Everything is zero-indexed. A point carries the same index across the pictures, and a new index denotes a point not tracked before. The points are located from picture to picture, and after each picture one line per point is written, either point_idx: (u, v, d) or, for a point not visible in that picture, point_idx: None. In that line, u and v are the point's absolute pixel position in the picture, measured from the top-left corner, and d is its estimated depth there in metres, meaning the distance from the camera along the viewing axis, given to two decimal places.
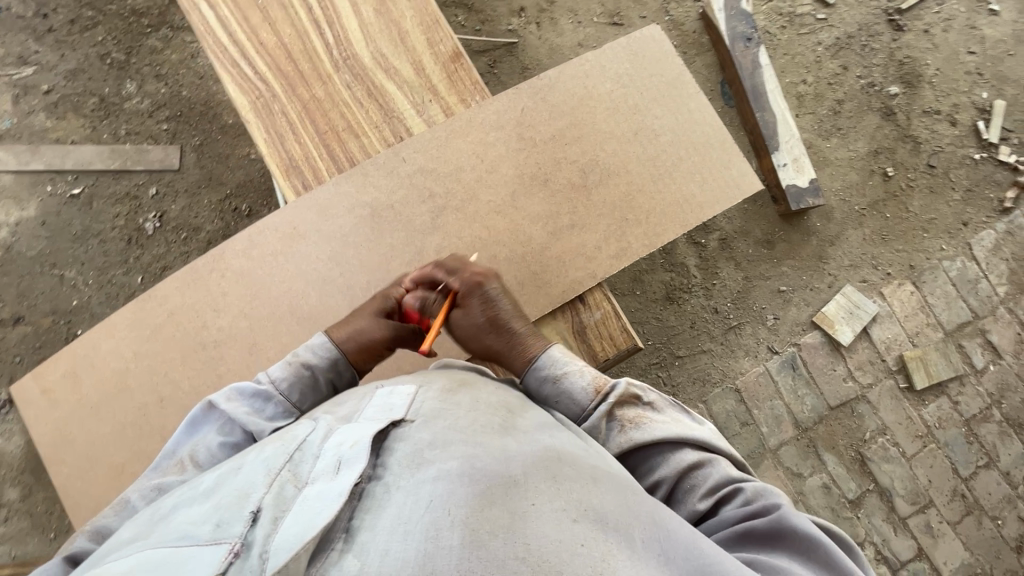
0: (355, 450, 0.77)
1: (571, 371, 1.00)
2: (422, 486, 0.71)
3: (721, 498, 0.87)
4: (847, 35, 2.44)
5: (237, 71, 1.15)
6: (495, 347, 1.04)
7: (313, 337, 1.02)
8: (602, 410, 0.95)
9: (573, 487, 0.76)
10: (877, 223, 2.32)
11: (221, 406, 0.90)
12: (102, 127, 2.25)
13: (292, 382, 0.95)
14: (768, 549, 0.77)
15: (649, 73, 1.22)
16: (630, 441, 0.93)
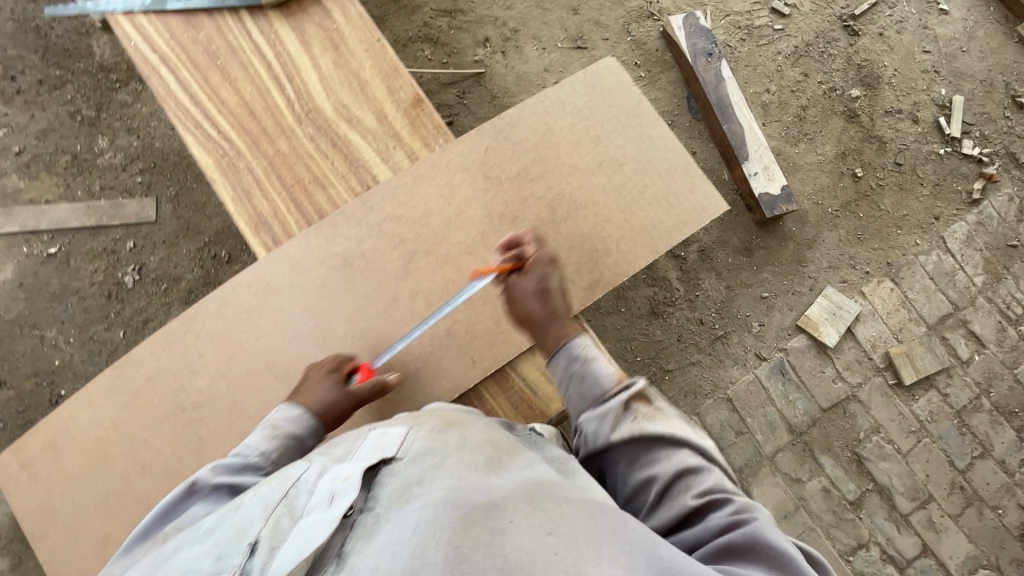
0: (347, 484, 0.80)
1: (599, 359, 1.04)
2: (407, 511, 0.74)
3: (712, 502, 0.90)
4: (804, 43, 2.50)
5: (201, 132, 1.17)
6: (537, 316, 1.05)
7: (283, 407, 1.02)
8: (621, 397, 0.98)
9: (551, 504, 0.78)
10: (851, 223, 2.36)
11: (204, 479, 0.90)
12: (77, 185, 2.25)
13: (276, 451, 0.97)
14: (750, 557, 0.81)
15: (607, 104, 1.25)
16: (641, 431, 0.96)
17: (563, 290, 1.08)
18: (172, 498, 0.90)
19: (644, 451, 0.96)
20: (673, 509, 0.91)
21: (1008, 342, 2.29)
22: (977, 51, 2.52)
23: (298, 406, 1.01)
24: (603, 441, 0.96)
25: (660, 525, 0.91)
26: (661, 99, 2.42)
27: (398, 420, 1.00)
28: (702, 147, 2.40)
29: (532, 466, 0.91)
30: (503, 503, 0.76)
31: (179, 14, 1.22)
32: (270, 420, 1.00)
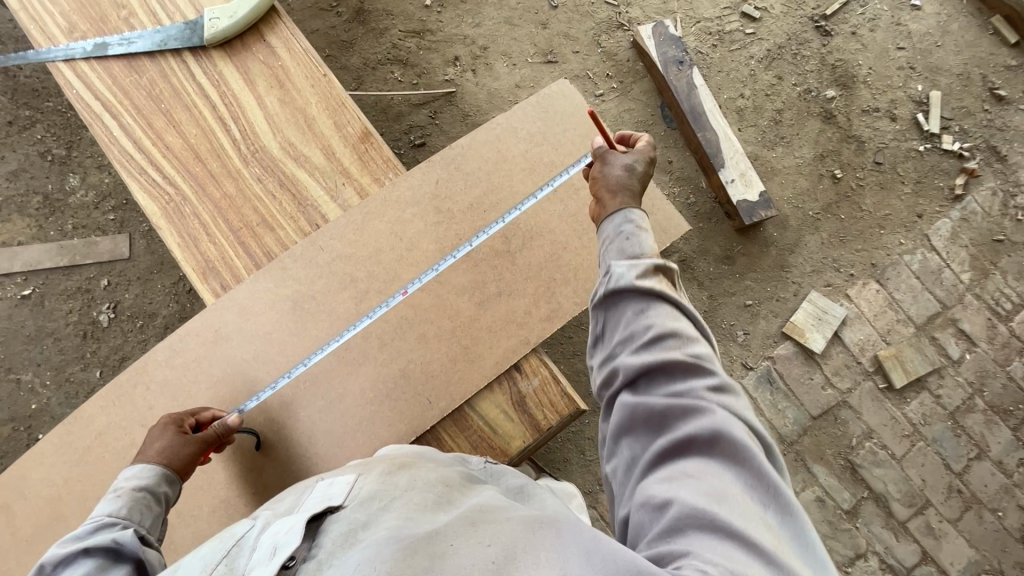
0: (290, 535, 0.75)
1: (649, 232, 1.02)
2: (349, 557, 0.69)
3: (693, 377, 0.85)
4: (777, 46, 2.48)
5: (144, 176, 1.24)
6: (613, 180, 1.10)
7: (126, 471, 1.03)
8: (655, 262, 0.96)
9: (493, 524, 0.73)
10: (833, 225, 2.33)
11: (53, 552, 0.87)
12: (48, 225, 2.22)
13: (130, 507, 0.97)
14: (711, 443, 0.77)
15: (559, 127, 1.34)
16: (653, 292, 0.93)
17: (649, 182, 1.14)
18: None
19: (648, 308, 0.92)
20: (655, 365, 0.86)
21: (999, 338, 2.24)
22: (953, 45, 2.50)
23: (146, 460, 1.03)
24: (620, 285, 0.93)
25: (636, 380, 0.87)
26: (635, 110, 2.40)
27: (349, 469, 0.97)
28: (679, 156, 2.37)
29: (481, 494, 0.87)
30: (443, 532, 0.71)
31: (121, 58, 1.31)
32: (116, 487, 1.00)
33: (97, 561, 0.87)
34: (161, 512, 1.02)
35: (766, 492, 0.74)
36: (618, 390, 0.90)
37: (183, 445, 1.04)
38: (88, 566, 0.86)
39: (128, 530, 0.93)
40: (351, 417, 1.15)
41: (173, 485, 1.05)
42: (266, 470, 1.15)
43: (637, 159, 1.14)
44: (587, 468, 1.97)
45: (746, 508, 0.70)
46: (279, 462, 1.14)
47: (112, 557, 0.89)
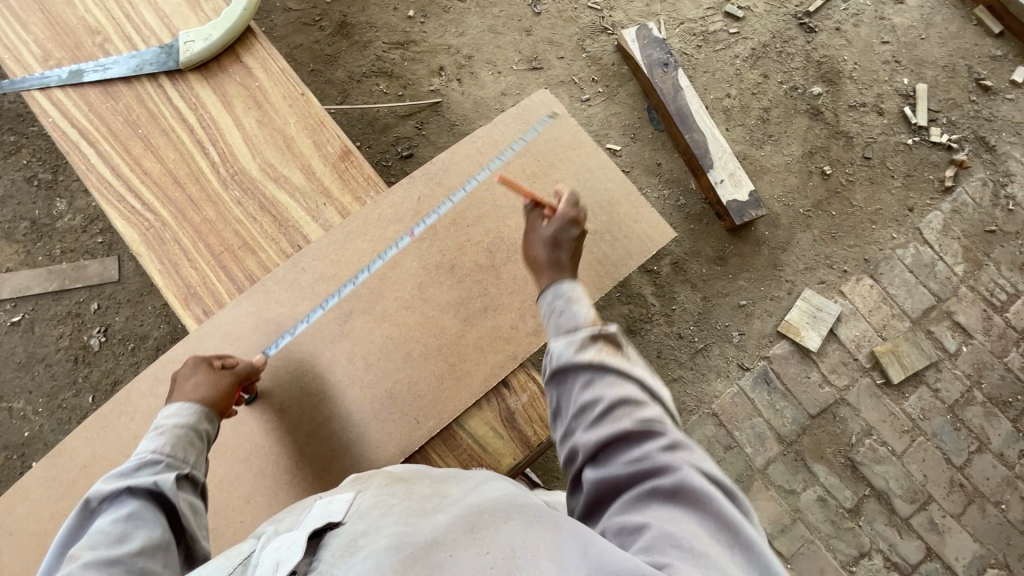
0: (291, 549, 0.71)
1: (582, 298, 0.98)
2: (348, 567, 0.66)
3: (648, 437, 0.81)
4: (761, 45, 2.48)
5: (123, 205, 1.25)
6: (541, 257, 1.08)
7: (166, 411, 1.05)
8: (590, 330, 0.91)
9: (491, 526, 0.69)
10: (824, 222, 2.32)
11: (100, 490, 0.92)
12: (37, 250, 2.20)
13: (173, 444, 1.00)
14: (677, 504, 0.72)
15: (542, 138, 1.33)
16: (599, 360, 0.88)
17: (579, 244, 1.10)
18: (75, 519, 0.92)
19: (592, 381, 0.87)
20: (609, 437, 0.81)
21: (995, 330, 2.24)
22: (937, 37, 2.50)
23: (181, 400, 1.06)
24: (560, 361, 0.89)
25: (593, 455, 0.82)
26: (622, 114, 2.39)
27: (346, 488, 0.92)
28: (667, 158, 2.36)
29: (481, 490, 0.83)
30: (440, 538, 0.68)
31: (97, 85, 1.31)
32: (158, 425, 1.03)
33: (139, 503, 0.92)
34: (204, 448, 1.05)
35: (741, 544, 0.68)
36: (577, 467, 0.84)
37: (216, 385, 1.08)
38: (130, 507, 0.91)
39: (169, 474, 0.96)
40: (337, 440, 1.14)
41: (212, 422, 1.07)
42: (255, 497, 1.12)
43: (561, 224, 1.10)
44: None
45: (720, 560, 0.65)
46: (267, 490, 1.12)
47: (153, 499, 0.94)
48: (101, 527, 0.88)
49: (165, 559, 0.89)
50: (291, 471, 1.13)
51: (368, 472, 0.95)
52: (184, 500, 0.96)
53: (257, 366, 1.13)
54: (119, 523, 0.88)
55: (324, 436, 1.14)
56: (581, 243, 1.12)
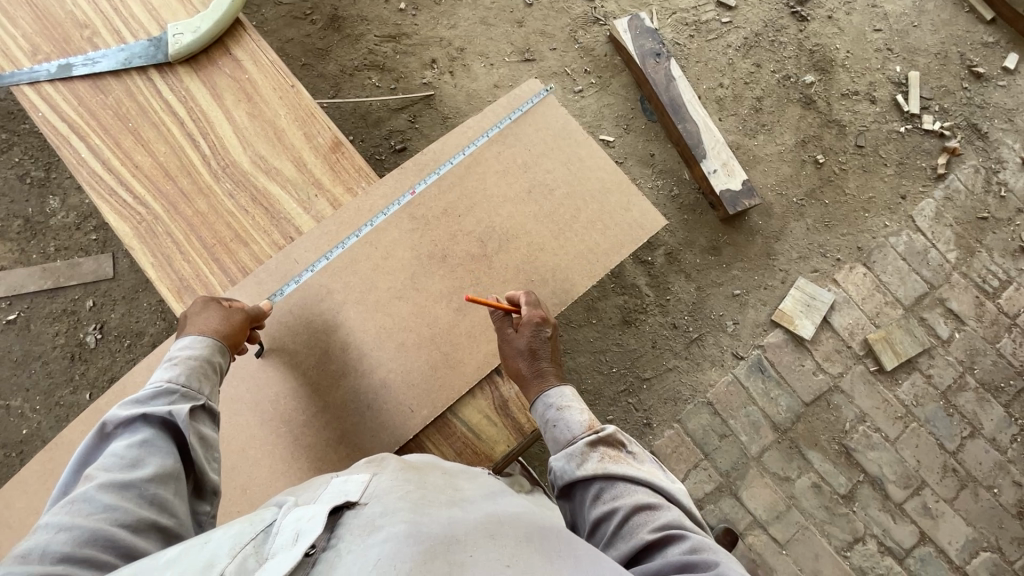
0: (312, 522, 0.64)
1: (575, 407, 1.10)
2: (366, 545, 0.60)
3: (669, 538, 0.85)
4: (754, 34, 2.48)
5: (115, 199, 1.25)
6: (524, 371, 1.13)
7: (180, 343, 1.09)
8: (589, 438, 1.03)
9: (512, 539, 0.67)
10: (818, 211, 2.33)
11: (115, 416, 0.96)
12: (31, 248, 2.20)
13: (188, 374, 1.04)
14: None
15: (534, 128, 1.33)
16: (605, 469, 0.99)
17: (552, 344, 1.17)
18: (91, 441, 0.95)
19: (603, 492, 0.96)
20: (629, 543, 0.86)
21: (987, 316, 2.25)
22: (929, 25, 2.50)
23: (195, 332, 1.09)
24: (569, 476, 0.99)
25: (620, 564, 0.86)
26: (615, 105, 2.39)
27: (356, 468, 0.85)
28: (660, 149, 2.37)
29: (496, 500, 0.80)
30: (461, 536, 0.64)
31: (86, 79, 1.31)
32: (172, 356, 1.07)
33: (152, 431, 0.96)
34: (215, 380, 1.08)
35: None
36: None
37: (227, 318, 1.11)
38: (143, 434, 0.94)
39: (183, 404, 0.99)
40: (333, 432, 1.15)
41: (223, 355, 1.10)
42: (251, 488, 1.13)
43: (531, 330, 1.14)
44: None
45: None
46: (264, 481, 1.13)
47: (165, 428, 0.97)
48: (115, 450, 0.91)
49: (175, 487, 0.92)
50: (286, 462, 1.14)
51: (385, 457, 0.86)
52: (194, 433, 0.98)
53: (265, 311, 1.16)
54: (133, 449, 0.91)
55: (319, 427, 1.15)
56: (552, 338, 1.18)
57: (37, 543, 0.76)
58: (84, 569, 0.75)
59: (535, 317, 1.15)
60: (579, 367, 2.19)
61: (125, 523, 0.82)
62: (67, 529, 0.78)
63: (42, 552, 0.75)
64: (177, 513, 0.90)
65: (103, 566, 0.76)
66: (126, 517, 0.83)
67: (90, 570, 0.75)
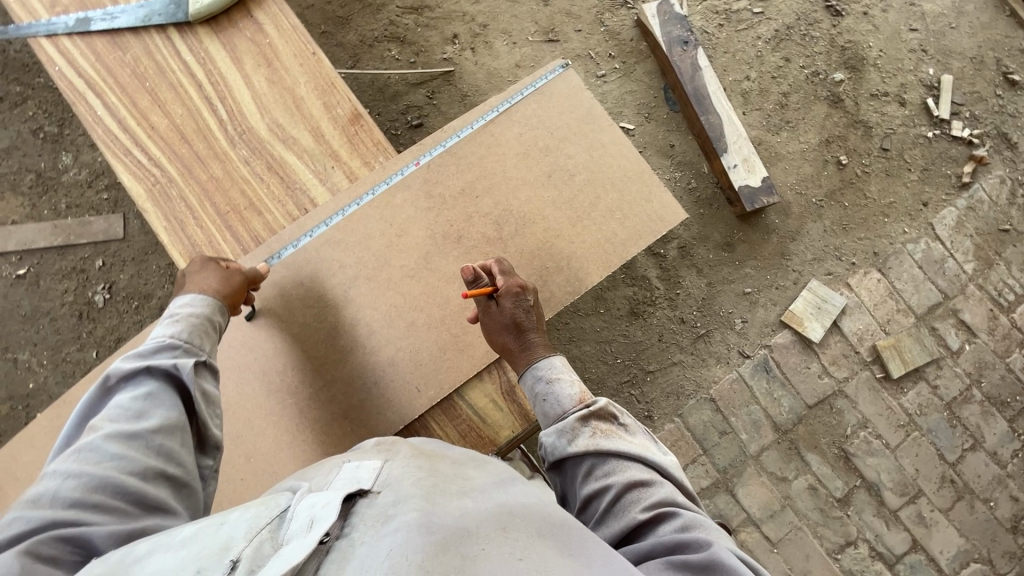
0: (327, 510, 0.63)
1: (566, 379, 1.10)
2: (380, 536, 0.60)
3: (662, 517, 0.88)
4: (786, 26, 2.40)
5: (129, 159, 1.23)
6: (512, 346, 1.13)
7: (180, 300, 1.09)
8: (580, 413, 1.03)
9: (525, 534, 0.67)
10: (836, 213, 2.28)
11: (118, 368, 0.99)
12: (42, 203, 2.19)
13: (190, 331, 1.05)
14: None
15: (559, 111, 1.30)
16: (597, 445, 0.99)
17: (535, 314, 1.16)
18: (94, 394, 0.99)
19: (595, 467, 0.98)
20: (621, 522, 0.90)
21: (1000, 330, 2.22)
22: (967, 27, 2.42)
23: (193, 291, 1.10)
24: (560, 453, 1.00)
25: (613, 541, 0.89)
26: (638, 92, 2.34)
27: (366, 452, 0.84)
28: (681, 140, 2.32)
29: (507, 490, 0.80)
30: (473, 528, 0.65)
31: (104, 35, 1.29)
32: (173, 312, 1.07)
33: (156, 386, 0.98)
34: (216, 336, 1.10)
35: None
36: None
37: (226, 279, 1.11)
38: (147, 387, 0.97)
39: (187, 359, 1.01)
40: (339, 407, 1.15)
41: (223, 313, 1.11)
42: (255, 456, 1.13)
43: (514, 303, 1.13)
44: None
45: None
46: (267, 451, 1.13)
47: (169, 381, 1.00)
48: (120, 403, 0.95)
49: (181, 438, 0.96)
50: (291, 433, 1.14)
51: (396, 442, 0.85)
52: (197, 385, 1.01)
53: (261, 273, 1.15)
54: (138, 401, 0.95)
55: (324, 401, 1.15)
56: (535, 307, 1.16)
57: (48, 488, 0.82)
58: (95, 513, 0.80)
59: (515, 286, 1.14)
60: (584, 355, 2.18)
61: (133, 471, 0.87)
62: (76, 476, 0.83)
63: (53, 497, 0.80)
64: (185, 463, 0.94)
65: (113, 511, 0.82)
66: (133, 466, 0.87)
67: (100, 514, 0.81)
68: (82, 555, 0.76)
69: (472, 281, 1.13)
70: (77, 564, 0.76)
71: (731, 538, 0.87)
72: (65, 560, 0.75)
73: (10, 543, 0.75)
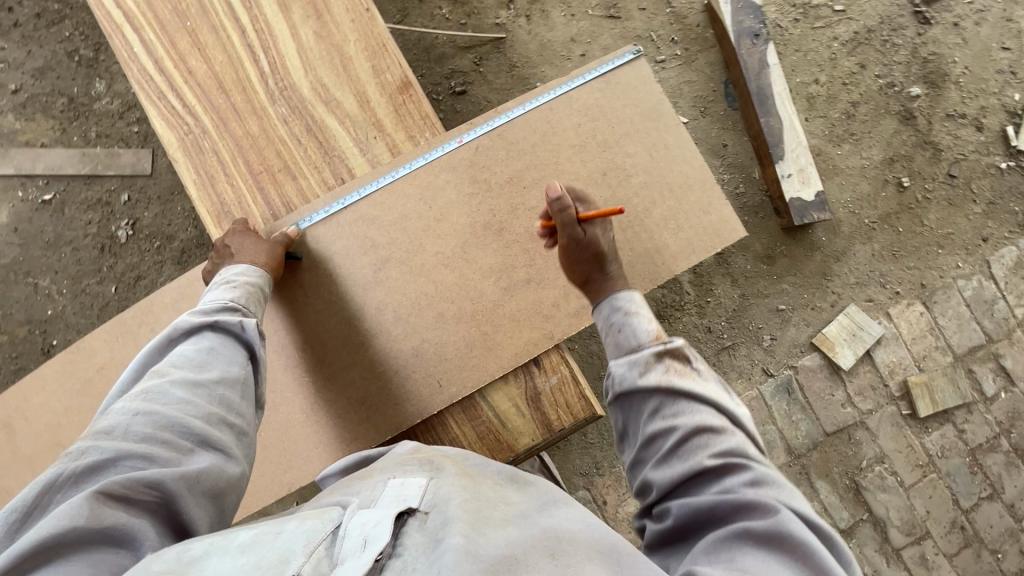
0: (378, 528, 0.68)
1: (644, 316, 1.04)
2: (430, 563, 0.65)
3: (730, 468, 0.84)
4: (866, 29, 2.23)
5: (163, 104, 1.17)
6: (595, 275, 1.08)
7: (235, 269, 1.06)
8: (656, 348, 0.97)
9: (571, 559, 0.72)
10: (888, 237, 2.15)
11: (184, 320, 0.98)
12: (72, 129, 2.14)
13: (247, 297, 1.04)
14: (770, 545, 0.73)
15: (622, 102, 1.21)
16: (669, 382, 0.94)
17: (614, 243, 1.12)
18: (155, 344, 0.97)
19: (663, 405, 0.93)
20: (684, 464, 0.86)
21: None
22: None
23: (244, 261, 1.06)
24: (629, 385, 0.96)
25: (673, 480, 0.87)
26: (696, 83, 2.20)
27: (406, 464, 0.89)
28: (735, 140, 2.18)
29: (550, 511, 0.84)
30: (520, 556, 0.70)
31: None
32: (228, 279, 1.04)
33: (216, 340, 0.97)
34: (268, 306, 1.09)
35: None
36: (655, 496, 0.88)
37: (270, 251, 1.08)
38: (208, 342, 0.96)
39: (250, 321, 1.01)
40: (356, 392, 1.11)
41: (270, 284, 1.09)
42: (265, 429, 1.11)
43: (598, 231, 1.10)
44: (586, 451, 1.95)
45: None
46: (279, 426, 1.11)
47: (231, 339, 0.99)
48: (184, 352, 0.94)
49: (241, 392, 0.95)
50: (303, 411, 1.11)
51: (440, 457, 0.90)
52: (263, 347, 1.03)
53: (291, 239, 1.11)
54: (202, 352, 0.94)
55: (342, 383, 1.11)
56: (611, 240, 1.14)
57: (118, 422, 0.80)
58: (165, 450, 0.79)
59: (598, 216, 1.10)
60: None
61: (198, 414, 0.86)
62: (144, 413, 0.82)
63: (125, 430, 0.79)
64: (243, 414, 0.93)
65: (181, 449, 0.81)
66: (198, 409, 0.86)
67: (167, 449, 0.80)
68: (154, 496, 0.74)
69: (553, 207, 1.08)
70: (149, 505, 0.74)
71: (805, 501, 0.83)
72: (139, 499, 0.73)
73: (85, 476, 0.73)
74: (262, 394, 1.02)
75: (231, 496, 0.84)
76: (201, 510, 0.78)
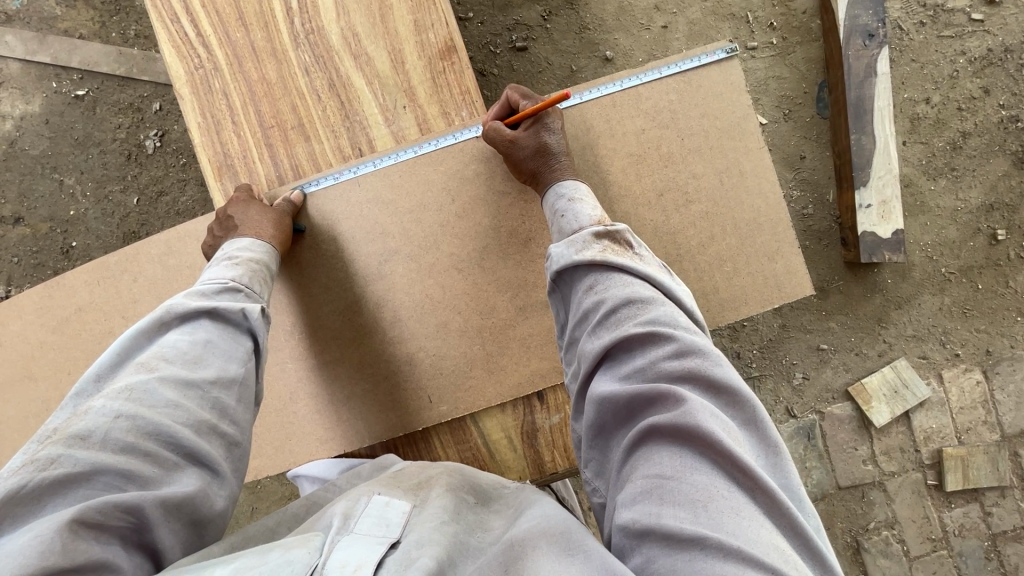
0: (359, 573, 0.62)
1: (589, 202, 0.99)
2: None
3: (656, 341, 0.77)
4: (1003, 48, 1.90)
5: (177, 31, 1.12)
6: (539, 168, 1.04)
7: (240, 241, 1.01)
8: (595, 229, 0.92)
9: (524, 550, 0.65)
10: (962, 293, 1.92)
11: (181, 301, 0.92)
12: (111, 25, 2.04)
13: (251, 276, 0.99)
14: (683, 424, 0.67)
15: (699, 111, 1.13)
16: (602, 259, 0.88)
17: (563, 135, 1.07)
18: (143, 326, 0.89)
19: (596, 281, 0.87)
20: (609, 336, 0.80)
21: None
22: None
23: (249, 233, 1.02)
24: (564, 263, 0.91)
25: (596, 362, 0.81)
26: (785, 80, 1.94)
27: (397, 486, 0.84)
28: (815, 153, 1.93)
29: (524, 515, 0.77)
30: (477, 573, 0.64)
31: None
32: (227, 254, 1.00)
33: (214, 331, 0.91)
34: (271, 287, 1.04)
35: (748, 477, 0.64)
36: (579, 381, 0.83)
37: (278, 224, 1.05)
38: (206, 331, 0.90)
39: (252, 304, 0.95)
40: (337, 381, 1.10)
41: (275, 260, 1.05)
42: None
43: (542, 126, 1.06)
44: None
45: (727, 497, 0.63)
46: None
47: (231, 326, 0.93)
48: (178, 342, 0.87)
49: (239, 394, 0.89)
50: (277, 391, 1.10)
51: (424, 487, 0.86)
52: (267, 337, 0.97)
53: (297, 203, 1.09)
54: (197, 346, 0.88)
55: (325, 378, 1.10)
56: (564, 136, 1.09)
57: (97, 426, 0.74)
58: (146, 465, 0.74)
59: (535, 106, 1.04)
60: None
61: (187, 422, 0.80)
62: (127, 417, 0.76)
63: (103, 437, 0.73)
64: (238, 421, 0.87)
65: (164, 465, 0.75)
66: (187, 416, 0.80)
67: (150, 464, 0.74)
68: (128, 522, 0.68)
69: (503, 111, 1.11)
70: (121, 532, 0.67)
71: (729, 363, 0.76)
72: (111, 526, 0.66)
73: (54, 491, 0.67)
74: (260, 393, 0.95)
75: (213, 524, 0.78)
76: (177, 536, 0.72)
